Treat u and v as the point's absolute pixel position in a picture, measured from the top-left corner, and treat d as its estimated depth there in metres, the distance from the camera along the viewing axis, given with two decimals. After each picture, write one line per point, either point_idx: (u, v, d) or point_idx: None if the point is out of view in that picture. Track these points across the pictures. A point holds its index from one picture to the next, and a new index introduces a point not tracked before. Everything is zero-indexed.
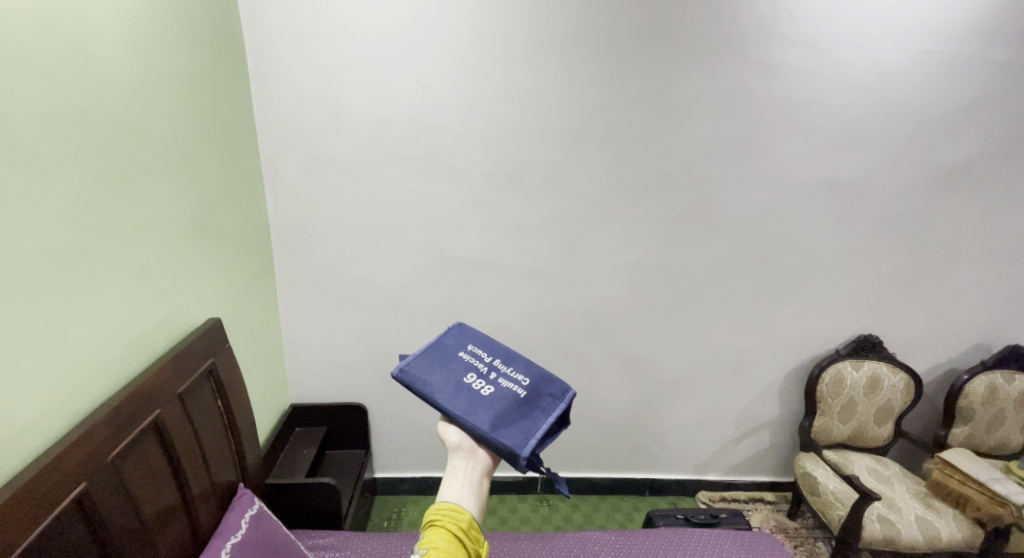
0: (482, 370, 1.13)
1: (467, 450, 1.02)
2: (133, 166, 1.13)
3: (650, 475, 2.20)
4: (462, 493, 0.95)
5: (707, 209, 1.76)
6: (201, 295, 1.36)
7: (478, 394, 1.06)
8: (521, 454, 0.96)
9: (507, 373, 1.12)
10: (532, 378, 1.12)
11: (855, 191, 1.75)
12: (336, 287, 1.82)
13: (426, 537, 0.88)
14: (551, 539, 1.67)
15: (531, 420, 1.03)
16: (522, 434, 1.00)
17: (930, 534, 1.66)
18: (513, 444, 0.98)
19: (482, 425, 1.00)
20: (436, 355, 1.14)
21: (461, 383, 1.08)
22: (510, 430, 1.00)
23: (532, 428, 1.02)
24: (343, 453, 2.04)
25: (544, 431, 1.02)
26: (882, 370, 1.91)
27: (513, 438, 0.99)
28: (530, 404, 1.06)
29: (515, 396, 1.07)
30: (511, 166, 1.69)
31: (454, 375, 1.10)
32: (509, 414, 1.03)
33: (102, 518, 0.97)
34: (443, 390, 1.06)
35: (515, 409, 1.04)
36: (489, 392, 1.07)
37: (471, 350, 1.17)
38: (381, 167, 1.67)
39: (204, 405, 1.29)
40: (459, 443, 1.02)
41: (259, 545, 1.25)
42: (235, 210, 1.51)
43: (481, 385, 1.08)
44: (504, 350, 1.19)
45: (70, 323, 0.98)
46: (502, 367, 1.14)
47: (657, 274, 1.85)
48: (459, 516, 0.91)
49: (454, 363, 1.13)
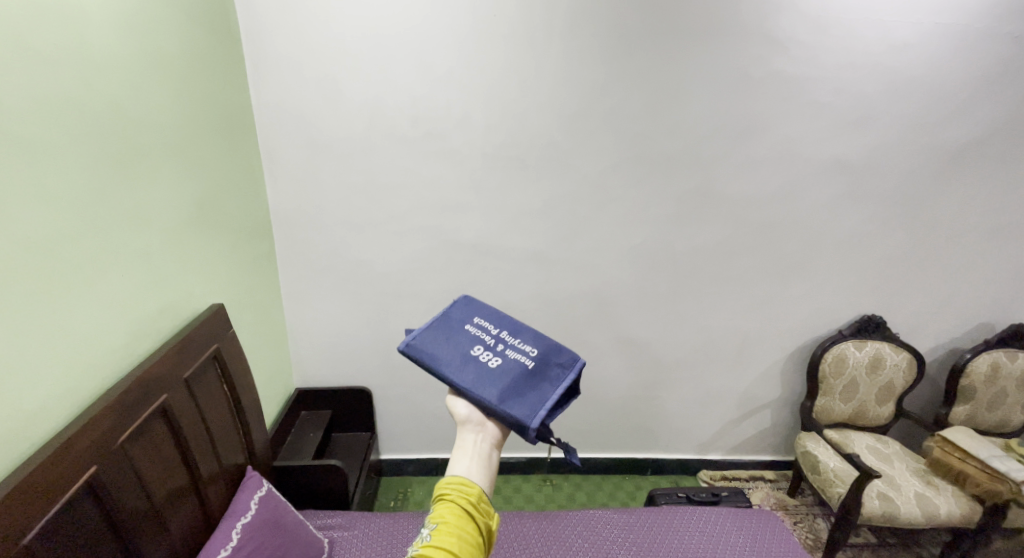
0: (488, 342, 1.13)
1: (477, 423, 1.02)
2: (132, 151, 1.11)
3: (652, 455, 2.23)
4: (471, 468, 0.95)
5: (711, 189, 1.75)
6: (203, 280, 1.36)
7: (485, 367, 1.06)
8: (530, 425, 0.97)
9: (515, 345, 1.12)
10: (540, 349, 1.12)
11: (862, 170, 1.73)
12: (339, 272, 1.82)
13: (437, 511, 0.89)
14: (555, 517, 1.70)
15: (540, 392, 1.04)
16: (530, 405, 1.00)
17: (929, 510, 1.69)
18: (522, 415, 0.98)
19: (490, 399, 1.00)
20: (442, 327, 1.15)
21: (468, 355, 1.08)
22: (519, 402, 1.01)
23: (541, 400, 1.02)
24: (350, 435, 2.07)
25: (552, 403, 1.02)
26: (885, 350, 1.91)
27: (522, 410, 0.99)
28: (538, 375, 1.07)
29: (523, 367, 1.07)
30: (513, 148, 1.67)
31: (461, 348, 1.10)
32: (518, 386, 1.04)
33: (113, 501, 0.99)
34: (450, 363, 1.07)
35: (524, 381, 1.05)
36: (497, 364, 1.08)
37: (478, 322, 1.17)
38: (381, 150, 1.65)
39: (209, 389, 1.30)
40: (468, 417, 1.02)
41: (269, 526, 1.31)
42: (234, 194, 1.50)
43: (488, 356, 1.09)
44: (511, 322, 1.18)
45: (73, 309, 0.98)
46: (509, 339, 1.14)
47: (659, 256, 1.84)
48: (468, 490, 0.91)
49: (460, 336, 1.13)
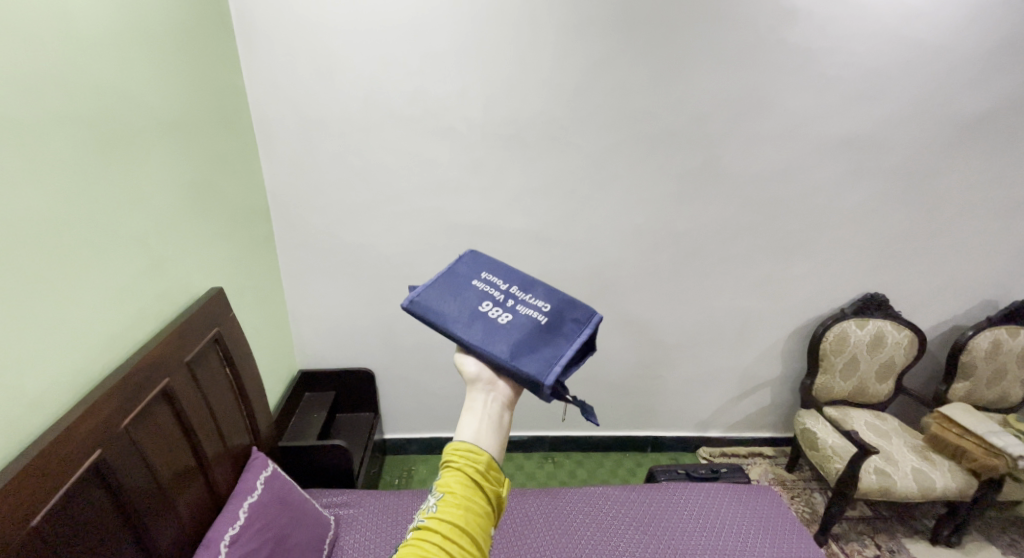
0: (498, 298, 1.11)
1: (487, 382, 0.99)
2: (121, 131, 1.09)
3: (653, 433, 2.26)
4: (480, 433, 0.91)
5: (714, 166, 1.72)
6: (201, 263, 1.34)
7: (496, 322, 1.04)
8: (545, 381, 0.95)
9: (525, 301, 1.11)
10: (552, 304, 1.10)
11: (868, 146, 1.70)
12: (339, 254, 1.81)
13: (444, 479, 0.86)
14: (557, 494, 1.72)
15: (554, 347, 1.02)
16: (544, 361, 0.99)
17: (925, 485, 1.72)
18: (535, 372, 0.96)
19: (502, 355, 0.98)
20: (449, 282, 1.12)
21: (477, 312, 1.06)
22: (532, 358, 0.98)
23: (555, 356, 1.00)
24: (354, 416, 2.08)
25: (567, 359, 1.00)
26: (886, 328, 1.92)
27: (535, 366, 0.97)
28: (551, 330, 1.05)
29: (535, 323, 1.05)
30: (513, 126, 1.65)
31: (469, 304, 1.08)
32: (531, 341, 1.02)
33: (119, 484, 0.99)
34: (458, 319, 1.04)
35: (537, 336, 1.03)
36: (507, 319, 1.05)
37: (486, 277, 1.15)
38: (379, 128, 1.62)
39: (211, 372, 1.29)
40: (478, 375, 0.99)
41: (274, 506, 1.33)
42: (229, 176, 1.48)
43: (498, 312, 1.07)
44: (520, 277, 1.17)
45: (71, 293, 0.97)
46: (520, 295, 1.12)
47: (661, 236, 1.83)
48: (476, 458, 0.88)
49: (468, 291, 1.11)
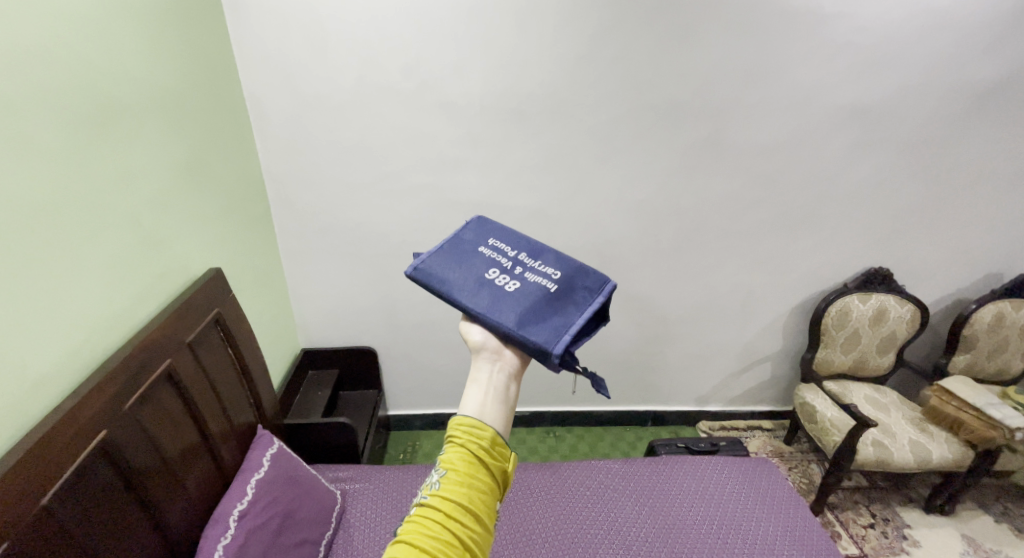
0: (505, 265, 1.09)
1: (493, 351, 0.98)
2: (110, 107, 1.06)
3: (653, 407, 2.28)
4: (485, 407, 0.90)
5: (718, 139, 1.69)
6: (198, 242, 1.33)
7: (502, 290, 1.03)
8: (553, 351, 0.93)
9: (534, 269, 1.09)
10: (562, 271, 1.08)
11: (876, 117, 1.67)
12: (338, 232, 1.79)
13: (447, 456, 0.85)
14: (559, 468, 1.74)
15: (563, 316, 0.99)
16: (553, 330, 0.96)
17: (921, 456, 1.75)
18: (543, 341, 0.94)
19: (508, 323, 0.96)
20: (455, 250, 1.12)
21: (483, 279, 1.05)
22: (540, 327, 0.96)
23: (565, 324, 0.98)
24: (357, 393, 2.10)
25: (577, 327, 0.98)
26: (889, 302, 1.91)
27: (543, 335, 0.95)
28: (561, 298, 1.03)
29: (544, 290, 1.04)
30: (512, 100, 1.61)
31: (475, 271, 1.07)
32: (539, 309, 1.00)
33: (126, 463, 1.00)
34: (464, 287, 1.03)
35: (546, 304, 1.01)
36: (515, 287, 1.04)
37: (494, 244, 1.14)
38: (377, 102, 1.59)
39: (213, 352, 1.29)
40: (483, 343, 0.98)
41: (281, 482, 1.34)
42: (223, 154, 1.45)
43: (505, 280, 1.05)
44: (530, 244, 1.15)
45: (68, 273, 0.96)
46: (528, 263, 1.10)
47: (663, 211, 1.81)
48: (480, 435, 0.86)
49: (475, 259, 1.10)
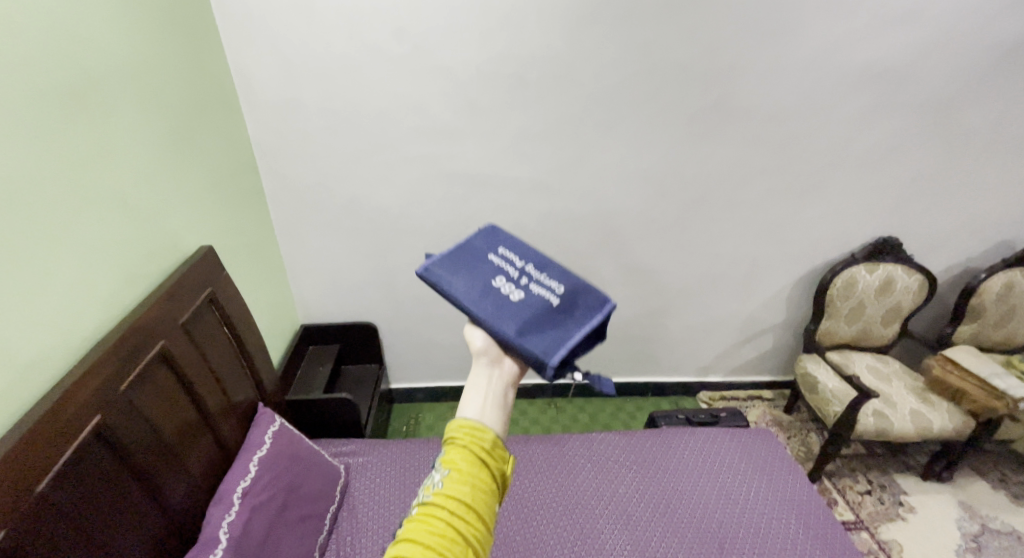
0: (512, 274, 1.05)
1: (492, 359, 0.95)
2: (86, 76, 1.00)
3: (654, 378, 2.28)
4: (485, 410, 0.87)
5: (726, 104, 1.63)
6: (187, 219, 1.29)
7: (506, 299, 0.99)
8: (549, 362, 0.90)
9: (540, 279, 1.05)
10: (568, 285, 1.04)
11: (890, 79, 1.61)
12: (335, 206, 1.74)
13: (448, 456, 0.81)
14: (559, 440, 1.74)
15: (563, 329, 0.96)
16: (551, 342, 0.93)
17: (922, 426, 1.75)
18: (540, 352, 0.91)
19: (509, 331, 0.94)
20: (465, 255, 1.08)
21: (489, 287, 1.01)
22: (538, 338, 0.93)
23: (563, 338, 0.94)
24: (358, 367, 2.09)
25: (575, 342, 0.94)
26: (897, 272, 1.88)
27: (541, 346, 0.92)
28: (563, 312, 0.99)
29: (548, 302, 0.99)
30: (511, 64, 1.54)
31: (482, 278, 1.03)
32: (539, 320, 0.96)
33: (124, 446, 0.98)
34: (469, 293, 1.00)
35: (547, 316, 0.97)
36: (519, 297, 1.00)
37: (506, 250, 1.10)
38: (371, 69, 1.52)
39: (208, 332, 1.27)
40: (483, 349, 0.95)
41: (284, 459, 1.34)
42: (209, 126, 1.39)
43: (510, 289, 1.02)
44: (538, 255, 1.10)
45: (54, 253, 0.92)
46: (536, 273, 1.06)
47: (667, 180, 1.76)
48: (482, 435, 0.82)
49: (483, 265, 1.06)
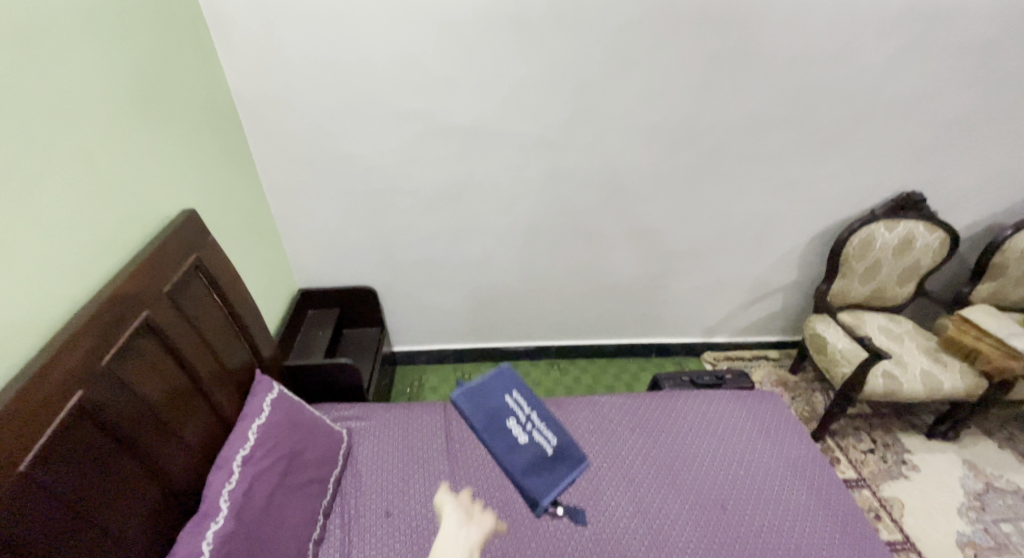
0: (521, 417, 1.15)
1: (462, 521, 0.96)
2: (35, 20, 0.90)
3: (659, 339, 2.24)
4: None
5: (745, 49, 1.51)
6: (167, 180, 1.21)
7: (516, 442, 1.11)
8: (541, 504, 1.07)
9: (543, 426, 1.17)
10: (563, 435, 1.18)
11: (925, 17, 1.48)
12: (327, 165, 1.66)
13: None
14: (561, 402, 1.71)
15: (555, 473, 1.13)
16: (546, 485, 1.10)
17: (932, 387, 1.72)
18: (537, 495, 1.08)
19: (515, 475, 1.08)
20: (484, 391, 1.14)
21: (503, 426, 1.11)
22: (537, 479, 1.10)
23: (556, 479, 1.12)
24: (358, 331, 2.05)
25: (563, 485, 1.11)
26: (917, 230, 1.80)
27: (538, 488, 1.09)
28: (558, 460, 1.14)
29: (546, 451, 1.14)
30: (512, 6, 1.42)
31: (497, 416, 1.12)
32: (539, 464, 1.12)
33: (111, 419, 0.95)
34: (484, 429, 1.10)
35: (546, 463, 1.13)
36: (525, 440, 1.12)
37: (517, 391, 1.18)
38: (361, 13, 1.41)
39: (196, 299, 1.22)
40: (456, 519, 0.96)
41: (284, 426, 1.32)
42: (184, 78, 1.29)
43: (519, 432, 1.13)
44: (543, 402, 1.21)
45: (21, 217, 0.86)
46: (540, 417, 1.17)
47: (678, 133, 1.66)
48: None
49: (499, 404, 1.13)
